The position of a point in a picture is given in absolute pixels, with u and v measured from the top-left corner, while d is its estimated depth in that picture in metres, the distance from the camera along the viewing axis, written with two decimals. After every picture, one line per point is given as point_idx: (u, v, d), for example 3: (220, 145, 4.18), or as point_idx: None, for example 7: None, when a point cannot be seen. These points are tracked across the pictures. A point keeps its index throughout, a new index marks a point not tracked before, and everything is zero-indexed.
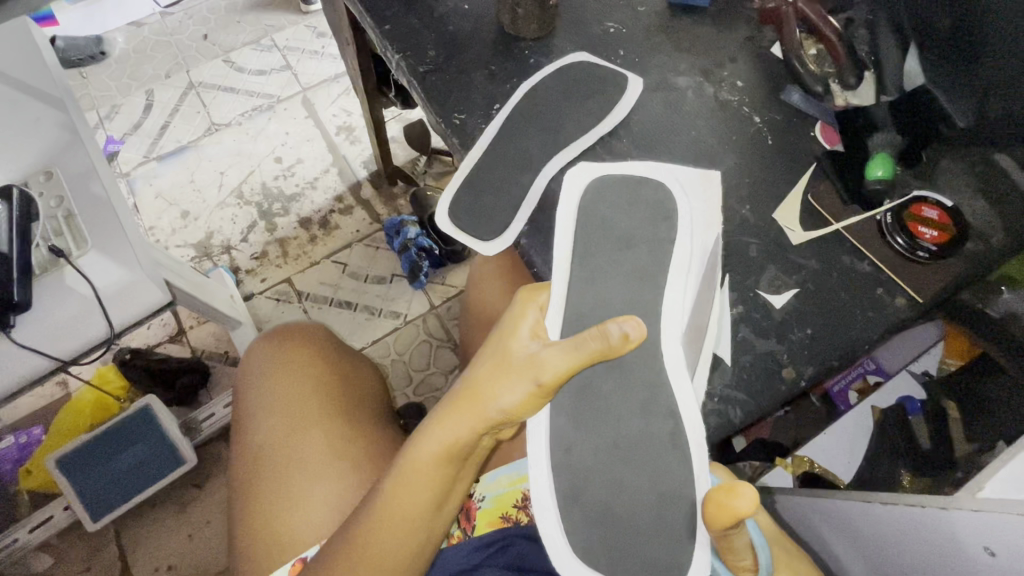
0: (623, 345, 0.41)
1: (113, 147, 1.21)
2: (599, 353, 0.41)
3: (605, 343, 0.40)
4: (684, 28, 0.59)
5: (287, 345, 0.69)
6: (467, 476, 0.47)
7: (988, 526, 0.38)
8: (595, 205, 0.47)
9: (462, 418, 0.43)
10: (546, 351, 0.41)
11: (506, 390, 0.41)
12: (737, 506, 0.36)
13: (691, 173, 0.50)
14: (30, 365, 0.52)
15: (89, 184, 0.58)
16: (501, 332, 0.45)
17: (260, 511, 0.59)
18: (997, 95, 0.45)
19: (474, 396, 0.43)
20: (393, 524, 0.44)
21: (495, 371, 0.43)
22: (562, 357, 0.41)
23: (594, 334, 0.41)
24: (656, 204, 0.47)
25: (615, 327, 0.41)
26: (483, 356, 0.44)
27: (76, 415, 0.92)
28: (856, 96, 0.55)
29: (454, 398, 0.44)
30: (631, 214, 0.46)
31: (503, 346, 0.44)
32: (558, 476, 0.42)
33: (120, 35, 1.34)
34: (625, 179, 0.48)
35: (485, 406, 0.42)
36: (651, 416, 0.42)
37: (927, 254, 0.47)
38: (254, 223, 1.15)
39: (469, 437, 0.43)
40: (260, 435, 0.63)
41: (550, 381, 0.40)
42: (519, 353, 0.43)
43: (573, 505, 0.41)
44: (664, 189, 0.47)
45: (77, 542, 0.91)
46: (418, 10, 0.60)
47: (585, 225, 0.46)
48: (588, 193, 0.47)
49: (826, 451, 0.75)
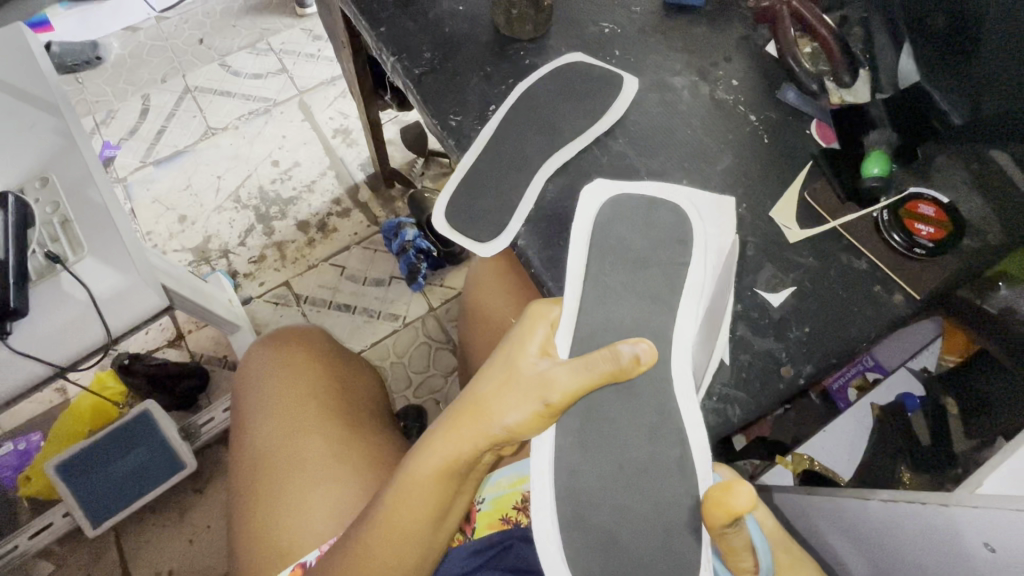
0: (633, 367, 0.41)
1: (110, 152, 1.21)
2: (610, 374, 0.41)
3: (616, 364, 0.41)
4: (678, 28, 0.59)
5: (289, 350, 0.69)
6: (468, 492, 0.46)
7: (989, 523, 0.38)
8: (612, 224, 0.47)
9: (465, 435, 0.42)
10: (556, 369, 0.41)
11: (512, 408, 0.41)
12: (733, 502, 0.36)
13: (708, 198, 0.50)
14: (28, 372, 0.52)
15: (84, 190, 0.58)
16: (508, 346, 0.44)
17: (261, 516, 0.59)
18: (989, 92, 0.46)
19: (478, 411, 0.42)
20: (394, 532, 0.43)
21: (502, 388, 0.42)
22: (572, 377, 0.41)
23: (604, 355, 0.41)
24: (672, 227, 0.47)
25: (626, 348, 0.41)
26: (490, 371, 0.43)
27: (76, 420, 0.91)
28: (851, 93, 0.54)
29: (458, 412, 0.43)
30: (646, 235, 0.47)
31: (510, 361, 0.43)
32: (557, 488, 0.42)
33: (115, 40, 1.34)
34: (638, 202, 0.48)
35: (488, 423, 0.41)
36: (650, 417, 0.43)
37: (924, 251, 0.47)
38: (252, 226, 1.15)
39: (472, 453, 0.42)
40: (261, 440, 0.63)
41: (557, 401, 0.40)
42: (528, 371, 0.42)
43: (574, 506, 0.41)
44: (681, 212, 0.48)
45: (77, 547, 0.91)
46: (413, 12, 0.60)
47: (599, 243, 0.47)
48: (606, 209, 0.48)
49: (826, 449, 0.76)
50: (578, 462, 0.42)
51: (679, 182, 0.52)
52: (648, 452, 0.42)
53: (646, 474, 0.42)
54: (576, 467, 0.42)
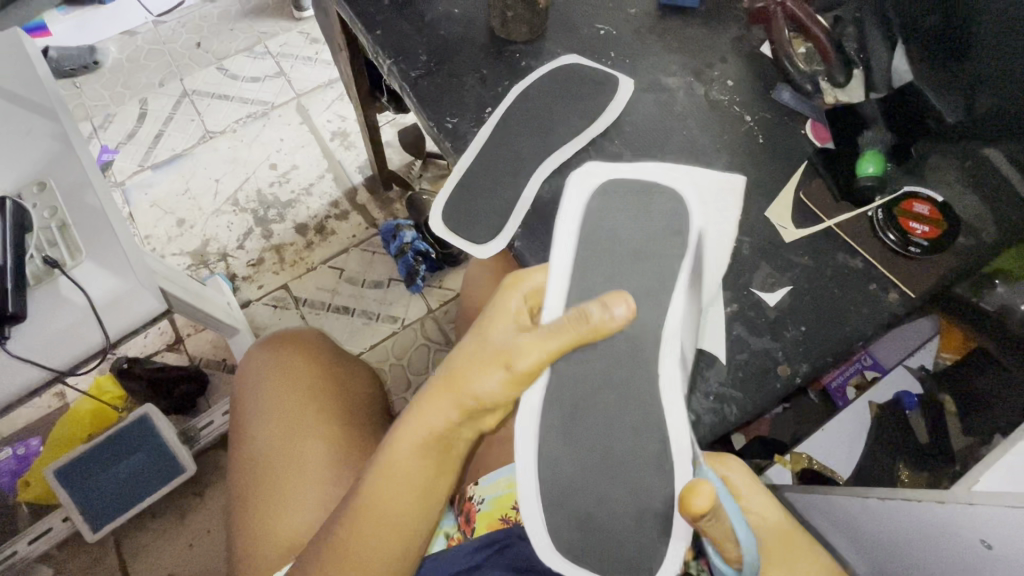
0: (607, 327, 0.39)
1: (107, 156, 1.21)
2: (581, 335, 0.39)
3: (587, 323, 0.39)
4: (673, 29, 0.59)
5: (283, 346, 0.70)
6: (452, 466, 0.46)
7: (986, 521, 0.38)
8: (602, 217, 0.45)
9: (438, 408, 0.42)
10: (524, 334, 0.40)
11: (479, 376, 0.40)
12: (694, 504, 0.35)
13: (712, 177, 0.51)
14: (26, 376, 0.53)
15: (82, 195, 0.58)
16: (482, 316, 0.43)
17: (254, 509, 0.60)
18: (985, 89, 0.46)
19: (450, 383, 0.42)
20: (377, 514, 0.44)
21: (471, 355, 0.41)
22: (540, 342, 0.40)
23: (574, 317, 0.39)
24: (669, 215, 0.45)
25: (598, 308, 0.39)
26: (463, 342, 0.43)
27: (75, 425, 0.91)
28: (844, 93, 0.54)
29: (433, 387, 0.43)
30: (640, 225, 0.45)
31: (483, 330, 0.42)
32: (542, 482, 0.42)
33: (113, 45, 1.34)
34: (636, 186, 0.46)
35: (459, 393, 0.41)
36: (648, 417, 0.42)
37: (920, 249, 0.47)
38: (250, 229, 1.15)
39: (448, 428, 0.43)
40: (253, 433, 0.63)
41: (523, 366, 0.39)
42: (497, 338, 0.41)
43: (567, 501, 0.42)
44: (679, 201, 0.46)
45: (77, 552, 0.91)
46: (409, 15, 0.60)
47: (590, 233, 0.45)
48: (594, 201, 0.46)
49: (825, 446, 0.74)
50: (570, 458, 0.42)
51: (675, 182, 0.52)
52: (645, 452, 0.41)
53: (643, 473, 0.41)
54: (569, 466, 0.42)
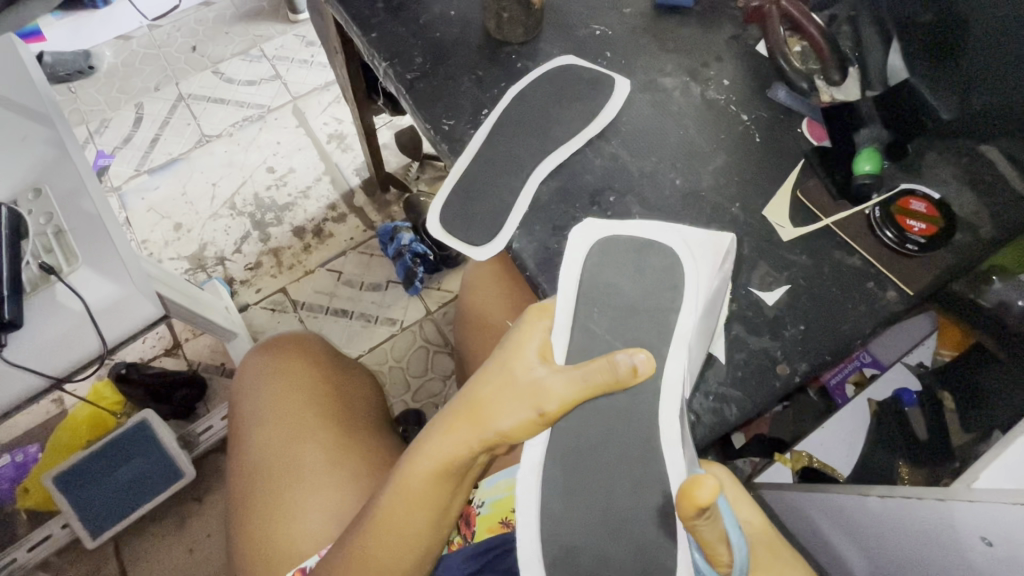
0: (631, 378, 0.41)
1: (104, 161, 1.20)
2: (607, 386, 0.41)
3: (614, 375, 0.41)
4: (668, 28, 0.59)
5: (287, 358, 0.69)
6: (468, 487, 0.47)
7: (987, 518, 0.38)
8: (599, 271, 0.46)
9: (461, 438, 0.43)
10: (552, 376, 0.42)
11: (508, 415, 0.42)
12: (699, 496, 0.34)
13: (702, 235, 0.47)
14: (25, 384, 0.53)
15: (79, 202, 0.58)
16: (504, 351, 0.45)
17: (258, 527, 0.59)
18: (978, 88, 0.47)
19: (474, 415, 0.43)
20: (391, 534, 0.44)
21: (500, 392, 0.43)
22: (567, 387, 0.41)
23: (602, 366, 0.41)
24: (664, 272, 0.46)
25: (623, 358, 0.41)
26: (487, 375, 0.44)
27: (72, 433, 0.91)
28: (841, 92, 0.54)
29: (456, 414, 0.44)
30: (637, 281, 0.46)
31: (507, 364, 0.44)
32: (543, 485, 0.43)
33: (108, 49, 1.34)
34: (630, 243, 0.47)
35: (486, 426, 0.43)
36: (641, 426, 0.43)
37: (916, 246, 0.47)
38: (248, 234, 1.15)
39: (469, 456, 0.43)
40: (258, 449, 0.62)
41: (552, 410, 0.42)
42: (523, 376, 0.43)
43: (560, 517, 0.43)
44: (672, 257, 0.46)
45: (77, 559, 0.91)
46: (404, 17, 0.60)
47: (584, 291, 0.46)
48: (594, 256, 0.47)
49: (825, 445, 0.75)
50: (570, 459, 0.43)
51: (672, 182, 0.52)
52: (637, 446, 0.43)
53: (633, 486, 0.42)
54: (565, 471, 0.43)
